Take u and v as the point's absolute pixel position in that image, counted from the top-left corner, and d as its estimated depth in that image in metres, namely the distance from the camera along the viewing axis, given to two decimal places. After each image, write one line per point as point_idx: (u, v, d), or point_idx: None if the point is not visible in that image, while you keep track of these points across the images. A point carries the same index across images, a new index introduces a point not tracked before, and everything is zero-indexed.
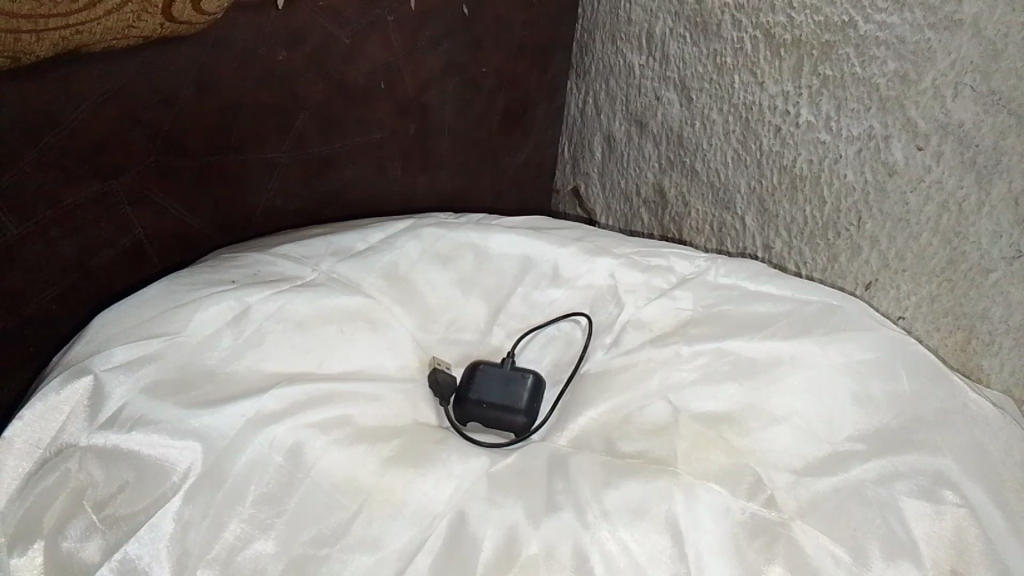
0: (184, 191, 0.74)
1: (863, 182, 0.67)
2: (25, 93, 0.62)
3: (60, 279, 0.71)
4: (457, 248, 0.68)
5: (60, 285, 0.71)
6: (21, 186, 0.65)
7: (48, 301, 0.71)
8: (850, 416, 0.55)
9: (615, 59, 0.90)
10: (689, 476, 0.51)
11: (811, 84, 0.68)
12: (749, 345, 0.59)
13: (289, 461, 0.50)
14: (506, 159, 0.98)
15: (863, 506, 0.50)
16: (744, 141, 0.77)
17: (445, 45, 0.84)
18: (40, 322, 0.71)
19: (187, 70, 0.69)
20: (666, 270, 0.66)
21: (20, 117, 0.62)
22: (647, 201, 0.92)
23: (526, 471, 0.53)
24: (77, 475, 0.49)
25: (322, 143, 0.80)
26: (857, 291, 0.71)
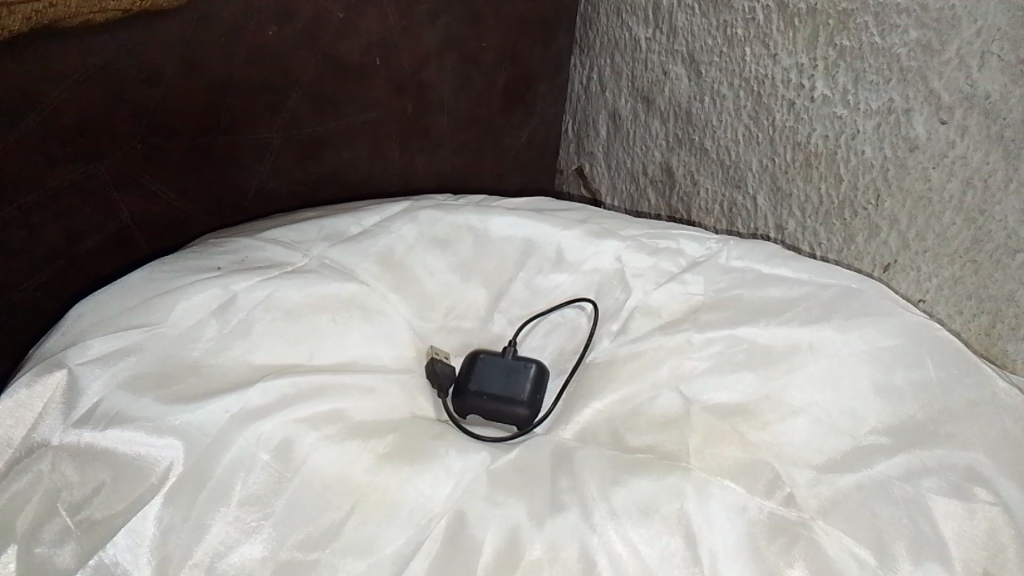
0: (171, 172, 0.71)
1: (882, 158, 0.63)
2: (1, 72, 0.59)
3: (42, 265, 0.68)
4: (455, 232, 0.65)
5: (43, 271, 0.68)
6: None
7: (30, 288, 0.68)
8: (874, 407, 0.52)
9: (621, 33, 0.87)
10: (702, 473, 0.48)
11: (827, 56, 0.65)
12: (765, 332, 0.56)
13: (276, 460, 0.48)
14: (508, 138, 0.94)
15: (888, 504, 0.47)
16: (756, 116, 0.73)
17: (443, 19, 0.80)
18: (23, 310, 0.69)
19: (171, 46, 0.65)
20: (676, 252, 0.63)
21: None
22: (654, 181, 0.89)
23: (529, 467, 0.51)
24: (51, 476, 0.46)
25: (315, 123, 0.77)
26: (875, 273, 0.68)
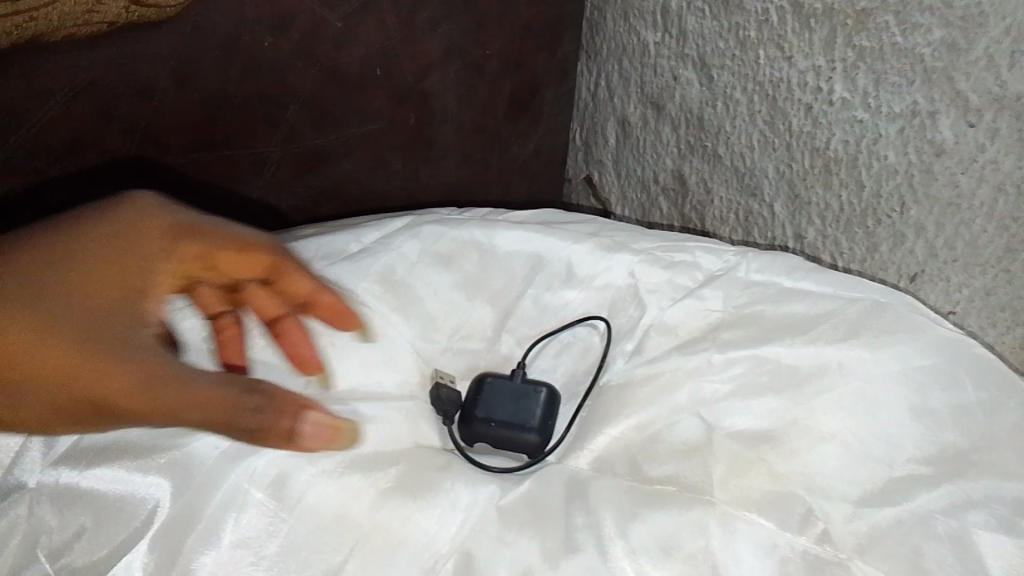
0: (167, 190, 0.69)
1: (907, 164, 0.59)
2: None
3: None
4: (460, 248, 0.62)
5: None
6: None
7: None
8: (911, 433, 0.48)
9: (629, 38, 0.83)
10: (727, 507, 0.46)
11: (845, 57, 0.60)
12: (790, 351, 0.53)
13: (271, 497, 0.45)
14: (515, 148, 0.90)
15: (932, 541, 0.44)
16: (771, 122, 0.69)
17: (444, 26, 0.77)
18: None
19: (164, 59, 0.63)
20: (692, 266, 0.59)
21: None
22: (666, 189, 0.85)
23: (542, 502, 0.48)
24: (30, 520, 0.44)
25: (313, 136, 0.74)
26: (901, 284, 0.64)
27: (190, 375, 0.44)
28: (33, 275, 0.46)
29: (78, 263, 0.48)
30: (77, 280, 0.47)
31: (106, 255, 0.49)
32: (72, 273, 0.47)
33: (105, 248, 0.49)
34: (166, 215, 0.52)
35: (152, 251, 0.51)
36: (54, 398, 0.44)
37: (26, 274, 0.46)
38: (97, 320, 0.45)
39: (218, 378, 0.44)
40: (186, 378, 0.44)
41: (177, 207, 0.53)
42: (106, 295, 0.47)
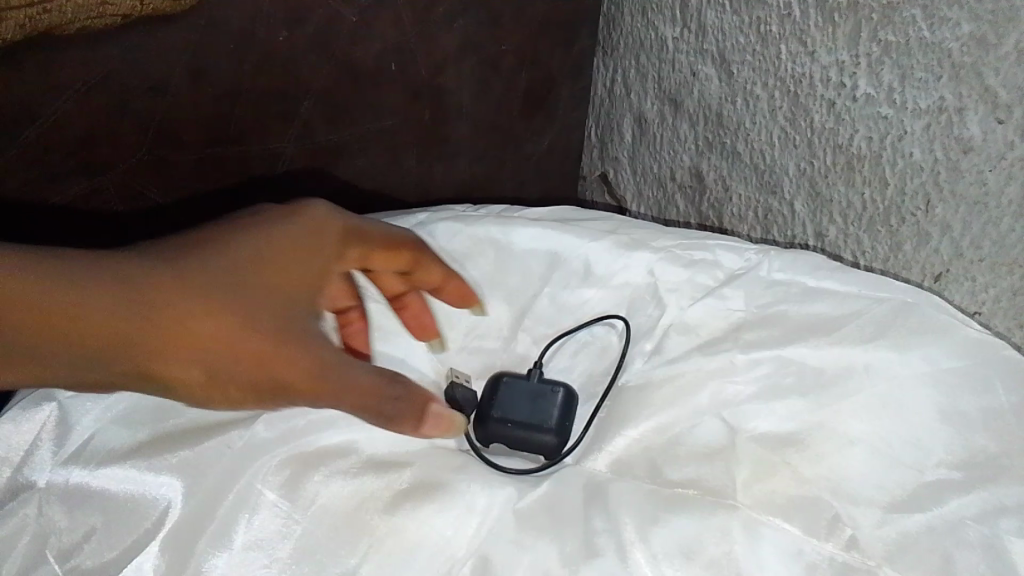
0: (182, 186, 0.69)
1: (932, 162, 0.56)
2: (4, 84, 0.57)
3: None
4: (476, 246, 0.62)
5: None
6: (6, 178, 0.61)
7: None
8: (940, 438, 0.48)
9: (646, 33, 0.80)
10: (751, 511, 0.46)
11: (870, 52, 0.57)
12: (815, 353, 0.52)
13: (284, 498, 0.47)
14: (528, 146, 0.88)
15: (964, 549, 0.44)
16: (792, 118, 0.66)
17: (460, 21, 0.75)
18: None
19: (179, 54, 0.62)
20: (713, 265, 0.58)
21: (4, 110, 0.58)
22: (682, 187, 0.81)
23: (560, 505, 0.48)
24: (40, 521, 0.45)
25: (327, 131, 0.73)
26: (925, 284, 0.61)
27: (358, 367, 0.47)
28: (233, 262, 0.47)
29: (277, 256, 0.49)
30: (276, 271, 0.48)
31: (292, 251, 0.50)
32: (272, 265, 0.48)
33: (290, 244, 0.50)
34: (340, 217, 0.53)
35: (327, 252, 0.52)
36: (238, 376, 0.45)
37: (234, 261, 0.47)
38: (287, 311, 0.47)
39: (382, 371, 0.47)
40: (349, 366, 0.46)
41: (341, 210, 0.54)
42: (295, 289, 0.48)
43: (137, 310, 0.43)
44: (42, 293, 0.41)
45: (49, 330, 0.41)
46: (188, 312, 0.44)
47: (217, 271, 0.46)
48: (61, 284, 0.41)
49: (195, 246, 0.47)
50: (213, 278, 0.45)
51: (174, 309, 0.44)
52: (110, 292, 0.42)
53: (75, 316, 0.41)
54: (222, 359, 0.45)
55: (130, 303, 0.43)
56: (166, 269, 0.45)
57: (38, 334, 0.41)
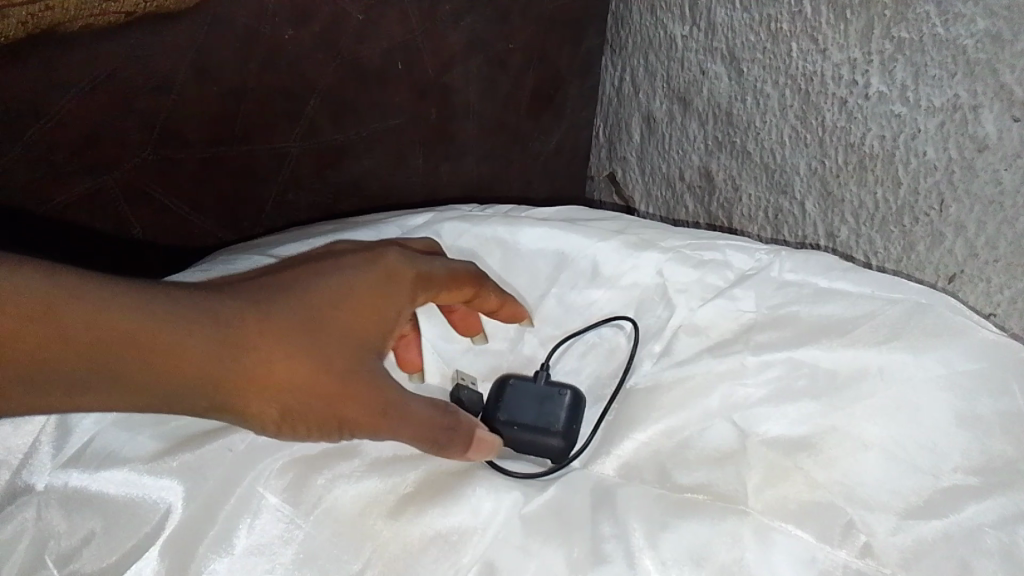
0: (187, 185, 0.68)
1: (947, 161, 0.54)
2: (7, 82, 0.57)
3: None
4: (482, 245, 0.61)
5: None
6: (10, 176, 0.60)
7: None
8: (956, 443, 0.47)
9: (655, 31, 0.79)
10: (762, 517, 0.45)
11: (883, 49, 0.56)
12: (828, 355, 0.51)
13: (286, 502, 0.46)
14: (535, 145, 0.88)
15: (980, 557, 0.44)
16: (803, 117, 0.65)
17: (467, 19, 0.75)
18: None
19: (183, 51, 0.62)
20: (723, 265, 0.57)
21: (7, 107, 0.58)
22: (691, 187, 0.80)
23: (567, 510, 0.47)
24: (38, 524, 0.44)
25: (333, 130, 0.73)
26: (939, 285, 0.59)
27: (417, 397, 0.47)
28: (307, 302, 0.46)
29: (352, 303, 0.48)
30: (349, 314, 0.47)
31: (366, 296, 0.48)
32: (345, 307, 0.47)
33: (366, 290, 0.49)
34: (414, 263, 0.51)
35: (404, 299, 0.50)
36: (306, 410, 0.45)
37: (313, 304, 0.46)
38: (356, 354, 0.47)
39: (441, 404, 0.47)
40: (408, 397, 0.47)
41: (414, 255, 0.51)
42: (366, 334, 0.48)
43: (215, 344, 0.43)
44: (116, 322, 0.41)
45: (126, 359, 0.41)
46: (261, 349, 0.44)
47: (291, 311, 0.46)
48: (140, 315, 0.41)
49: (268, 287, 0.46)
50: (288, 317, 0.45)
51: (248, 346, 0.44)
52: (199, 338, 0.42)
53: (156, 348, 0.41)
54: (292, 396, 0.45)
55: (208, 337, 0.43)
56: (243, 306, 0.45)
57: (116, 362, 0.41)
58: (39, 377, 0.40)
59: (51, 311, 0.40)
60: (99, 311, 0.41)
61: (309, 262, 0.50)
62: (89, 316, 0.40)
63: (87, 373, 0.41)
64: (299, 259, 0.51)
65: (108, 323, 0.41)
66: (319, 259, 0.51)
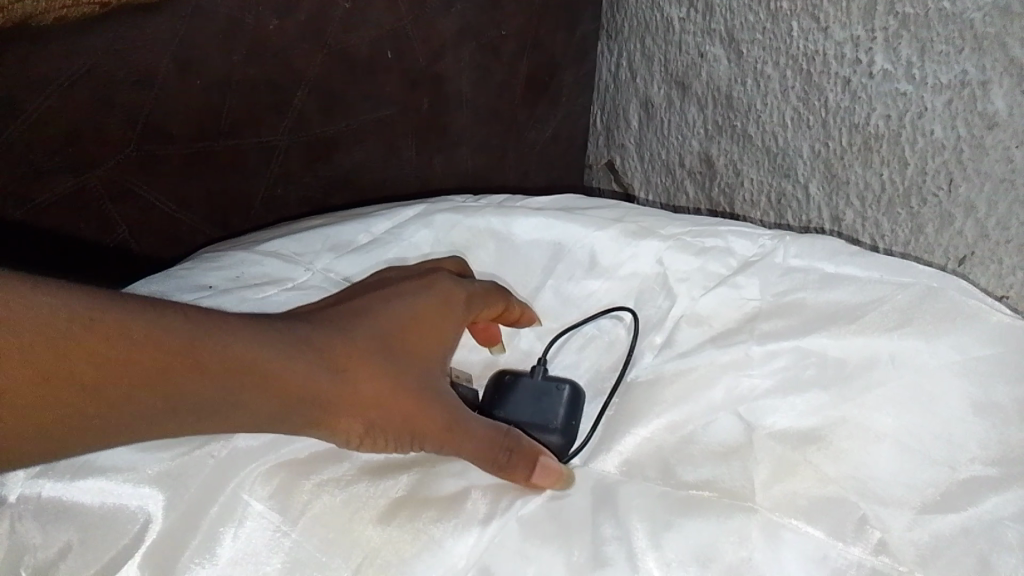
0: (172, 182, 0.66)
1: (955, 139, 0.52)
2: None
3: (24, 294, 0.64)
4: (476, 237, 0.59)
5: None
6: None
7: None
8: (972, 433, 0.46)
9: (651, 14, 0.77)
10: (770, 515, 0.43)
11: (887, 26, 0.54)
12: (836, 343, 0.49)
13: (273, 508, 0.45)
14: (531, 133, 0.85)
15: (1001, 551, 0.42)
16: (805, 98, 0.62)
17: (458, 6, 0.72)
18: None
19: (163, 44, 0.60)
20: (725, 252, 0.55)
21: None
22: (692, 173, 0.78)
23: (566, 513, 0.45)
24: (12, 537, 0.43)
25: (323, 123, 0.71)
26: (948, 267, 0.57)
27: (479, 419, 0.46)
28: (380, 324, 0.47)
29: (415, 326, 0.48)
30: (416, 334, 0.48)
31: (428, 317, 0.49)
32: (412, 328, 0.48)
33: (429, 310, 0.49)
34: (462, 284, 0.51)
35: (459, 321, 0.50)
36: (391, 429, 0.45)
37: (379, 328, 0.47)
38: (427, 372, 0.47)
39: (501, 428, 0.46)
40: (472, 415, 0.47)
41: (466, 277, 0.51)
42: (433, 352, 0.48)
43: (312, 366, 0.43)
44: (225, 346, 0.42)
45: (235, 383, 0.42)
46: (350, 369, 0.44)
47: (369, 333, 0.46)
48: (245, 341, 0.42)
49: (339, 314, 0.47)
50: (368, 338, 0.46)
51: (338, 366, 0.44)
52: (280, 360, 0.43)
53: (262, 372, 0.42)
54: (379, 415, 0.45)
55: (303, 360, 0.43)
56: (326, 331, 0.45)
57: (230, 387, 0.41)
58: (157, 411, 0.40)
59: (168, 338, 0.40)
60: (208, 338, 0.41)
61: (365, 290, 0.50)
62: (201, 342, 0.41)
63: (203, 401, 0.41)
64: (356, 288, 0.51)
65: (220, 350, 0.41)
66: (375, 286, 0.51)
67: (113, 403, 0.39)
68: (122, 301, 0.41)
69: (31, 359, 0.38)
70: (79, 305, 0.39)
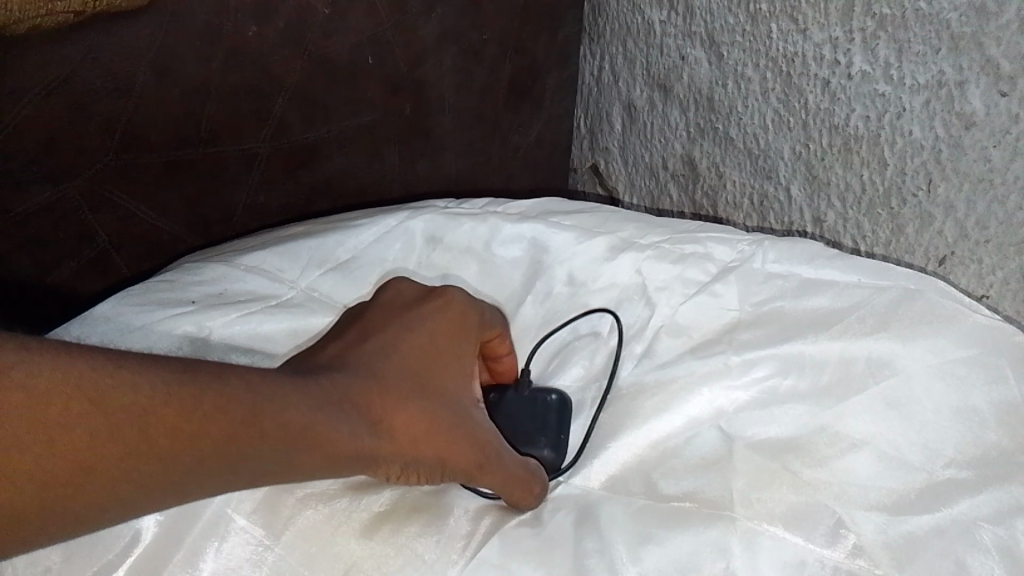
0: (153, 190, 0.65)
1: (933, 139, 0.52)
2: None
3: (5, 316, 0.63)
4: (461, 251, 0.59)
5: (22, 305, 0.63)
6: None
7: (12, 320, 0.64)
8: (950, 436, 0.46)
9: (633, 17, 0.77)
10: (748, 522, 0.44)
11: (864, 27, 0.54)
12: (813, 345, 0.50)
13: (257, 525, 0.44)
14: (516, 138, 0.85)
15: (975, 552, 0.42)
16: (786, 99, 0.62)
17: (439, 10, 0.72)
18: None
19: (142, 52, 0.59)
20: (704, 258, 0.56)
21: None
22: (675, 175, 0.77)
23: (549, 530, 0.45)
24: None
25: (304, 130, 0.70)
26: (929, 267, 0.56)
27: (511, 453, 0.45)
28: (403, 359, 0.43)
29: (438, 359, 0.44)
30: (439, 365, 0.44)
31: (445, 346, 0.45)
32: (434, 359, 0.44)
33: (444, 333, 0.46)
34: (472, 306, 0.48)
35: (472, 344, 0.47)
36: (427, 470, 0.42)
37: (401, 363, 0.43)
38: (459, 403, 0.44)
39: (523, 460, 0.46)
40: (501, 451, 0.45)
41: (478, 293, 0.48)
42: (460, 379, 0.45)
43: (352, 420, 0.39)
44: (270, 405, 0.37)
45: (284, 445, 0.37)
46: (388, 416, 0.40)
47: (397, 368, 0.42)
48: (280, 397, 0.37)
49: (360, 349, 0.43)
50: (399, 376, 0.42)
51: (378, 412, 0.40)
52: (324, 411, 0.38)
53: (304, 433, 0.37)
54: (420, 457, 0.41)
55: (342, 414, 0.39)
56: (355, 377, 0.41)
57: (269, 455, 0.37)
58: (205, 477, 0.35)
59: (218, 403, 0.35)
60: (260, 403, 0.37)
61: (369, 314, 0.46)
62: (256, 411, 0.36)
63: (257, 464, 0.36)
64: (364, 309, 0.47)
65: (254, 414, 0.36)
66: (382, 310, 0.47)
67: (143, 488, 0.34)
68: (154, 366, 0.35)
69: (31, 454, 0.31)
70: (128, 386, 0.34)
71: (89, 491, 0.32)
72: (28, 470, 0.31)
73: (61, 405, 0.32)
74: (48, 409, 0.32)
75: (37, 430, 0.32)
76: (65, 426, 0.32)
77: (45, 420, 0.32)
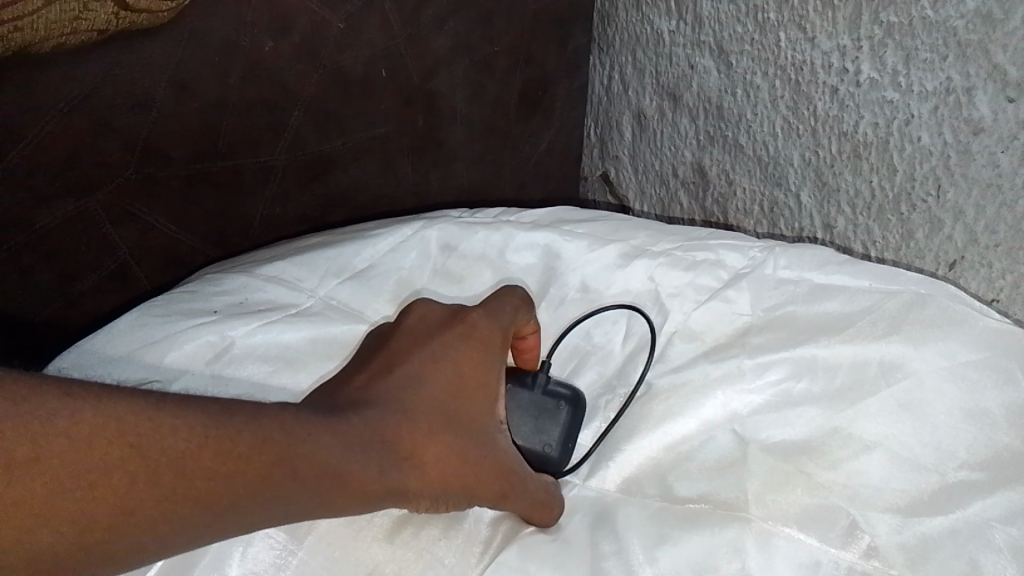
0: (172, 204, 0.67)
1: (942, 146, 0.53)
2: None
3: (31, 323, 0.65)
4: (474, 259, 0.60)
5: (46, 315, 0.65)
6: None
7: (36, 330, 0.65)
8: (961, 437, 0.47)
9: (642, 27, 0.78)
10: (763, 523, 0.45)
11: (872, 35, 0.55)
12: (825, 349, 0.50)
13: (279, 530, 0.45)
14: (527, 147, 0.86)
15: (986, 552, 0.44)
16: (795, 107, 0.63)
17: (451, 23, 0.74)
18: (24, 347, 0.65)
19: (163, 68, 0.61)
20: (717, 264, 0.56)
21: None
22: (686, 183, 0.78)
23: (567, 536, 0.46)
24: None
25: (319, 142, 0.71)
26: (940, 272, 0.57)
27: (534, 477, 0.46)
28: (432, 389, 0.44)
29: (465, 386, 0.45)
30: (466, 391, 0.45)
31: (473, 373, 0.46)
32: (463, 387, 0.45)
33: (473, 356, 0.46)
34: (496, 325, 0.48)
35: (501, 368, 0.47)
36: (452, 497, 0.43)
37: (427, 389, 0.44)
38: (483, 431, 0.44)
39: (542, 482, 0.46)
40: (524, 475, 0.45)
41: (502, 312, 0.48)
42: (485, 410, 0.45)
43: (377, 456, 0.40)
44: (302, 446, 0.38)
45: (311, 484, 0.38)
46: (413, 446, 0.41)
47: (422, 401, 0.43)
48: (308, 436, 0.38)
49: (387, 379, 0.44)
50: (427, 408, 0.43)
51: (401, 446, 0.41)
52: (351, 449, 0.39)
53: (330, 470, 0.38)
54: (446, 489, 0.42)
55: (367, 450, 0.40)
56: (384, 411, 0.42)
57: (297, 493, 0.38)
58: (234, 514, 0.36)
59: (250, 448, 0.37)
60: (292, 443, 0.38)
61: (397, 338, 0.47)
62: (286, 454, 0.37)
63: (284, 502, 0.38)
64: (392, 333, 0.48)
65: (286, 455, 0.37)
66: (408, 335, 0.47)
67: (174, 526, 0.35)
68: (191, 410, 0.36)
69: (77, 498, 0.32)
70: (169, 432, 0.35)
71: (126, 530, 0.34)
72: (71, 512, 0.32)
73: (104, 450, 0.33)
74: (93, 453, 0.33)
75: (82, 474, 0.33)
76: (110, 466, 0.33)
77: (95, 461, 0.33)
